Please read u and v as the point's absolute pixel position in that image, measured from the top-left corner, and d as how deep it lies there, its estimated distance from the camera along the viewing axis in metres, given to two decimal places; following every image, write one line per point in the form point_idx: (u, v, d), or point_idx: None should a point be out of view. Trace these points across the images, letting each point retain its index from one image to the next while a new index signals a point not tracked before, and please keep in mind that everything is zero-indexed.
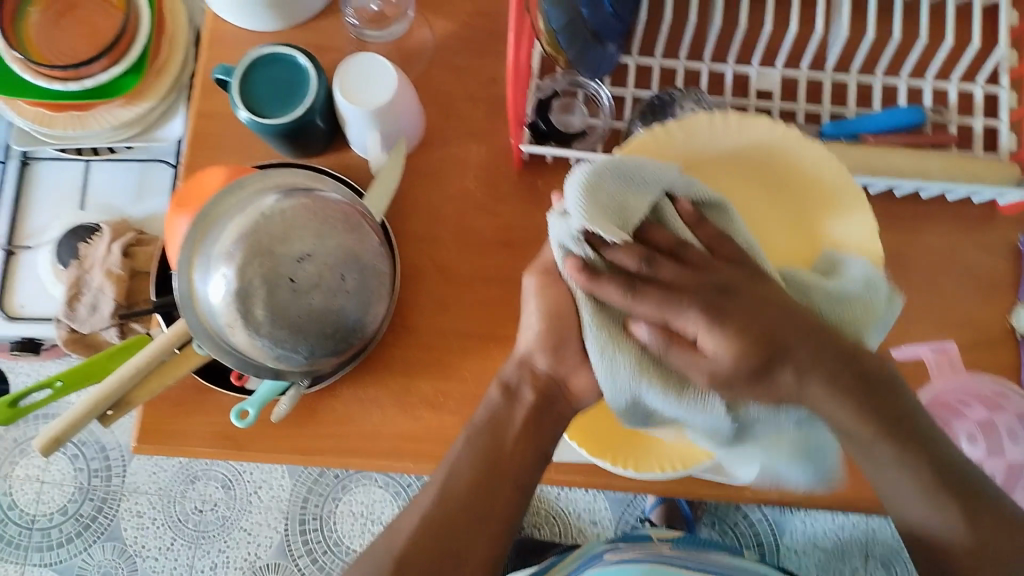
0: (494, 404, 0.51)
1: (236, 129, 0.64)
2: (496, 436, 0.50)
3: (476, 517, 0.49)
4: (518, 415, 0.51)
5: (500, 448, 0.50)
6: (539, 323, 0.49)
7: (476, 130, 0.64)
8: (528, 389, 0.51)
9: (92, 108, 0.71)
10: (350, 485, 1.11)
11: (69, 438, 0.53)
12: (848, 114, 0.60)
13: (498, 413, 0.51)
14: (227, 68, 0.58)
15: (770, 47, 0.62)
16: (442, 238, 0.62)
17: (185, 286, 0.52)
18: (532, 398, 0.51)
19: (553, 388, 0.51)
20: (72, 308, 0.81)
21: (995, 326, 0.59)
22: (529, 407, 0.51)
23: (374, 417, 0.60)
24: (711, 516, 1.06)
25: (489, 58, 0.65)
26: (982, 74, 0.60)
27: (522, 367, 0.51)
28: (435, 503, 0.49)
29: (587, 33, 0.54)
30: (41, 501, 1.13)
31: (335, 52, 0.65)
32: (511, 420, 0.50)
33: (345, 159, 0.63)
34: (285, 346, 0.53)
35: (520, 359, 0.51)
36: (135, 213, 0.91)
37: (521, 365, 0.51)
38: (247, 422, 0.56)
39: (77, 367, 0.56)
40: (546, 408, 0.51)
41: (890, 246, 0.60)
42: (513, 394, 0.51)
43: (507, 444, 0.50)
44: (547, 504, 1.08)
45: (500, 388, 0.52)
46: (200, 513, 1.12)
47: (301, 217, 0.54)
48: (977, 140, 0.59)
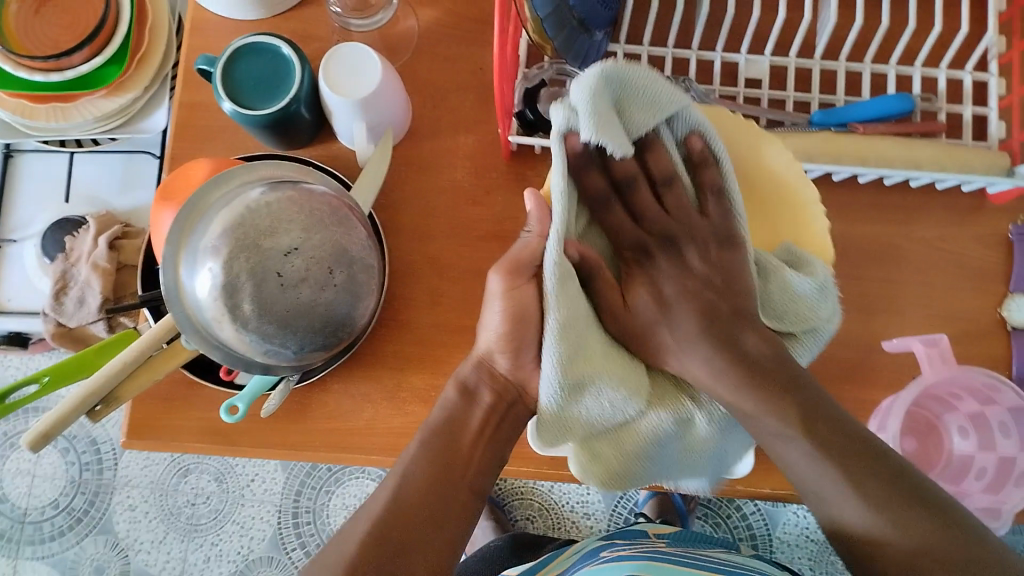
0: (452, 402, 0.52)
1: (222, 120, 0.63)
2: (457, 438, 0.51)
3: (450, 512, 0.49)
4: (476, 414, 0.52)
5: (458, 446, 0.51)
6: (502, 325, 0.49)
7: (464, 120, 0.63)
8: (487, 392, 0.52)
9: (76, 99, 0.70)
10: (342, 478, 1.11)
11: (58, 434, 0.52)
12: (838, 102, 0.60)
13: (472, 409, 0.51)
14: (210, 58, 0.57)
15: (759, 35, 0.61)
16: (431, 230, 0.62)
17: (171, 281, 0.51)
18: (490, 400, 0.52)
19: (511, 391, 0.53)
20: (59, 302, 0.80)
21: (985, 316, 0.59)
22: (488, 408, 0.52)
23: (364, 412, 0.60)
24: (704, 509, 1.06)
25: (477, 48, 0.64)
26: (973, 61, 0.59)
27: (480, 368, 0.52)
28: (394, 500, 0.49)
29: (575, 20, 0.53)
30: (32, 494, 1.13)
31: (321, 42, 0.64)
32: (472, 418, 0.52)
33: (332, 150, 0.63)
34: (273, 341, 0.52)
35: (477, 360, 0.52)
36: (122, 207, 0.90)
37: (478, 366, 0.52)
38: (236, 417, 0.55)
39: (65, 362, 0.55)
40: (500, 415, 0.53)
41: (882, 236, 0.60)
42: (471, 394, 0.52)
43: (464, 444, 0.51)
44: (539, 497, 1.09)
45: (457, 389, 0.52)
46: (191, 507, 1.12)
47: (287, 211, 0.53)
48: (966, 128, 0.59)
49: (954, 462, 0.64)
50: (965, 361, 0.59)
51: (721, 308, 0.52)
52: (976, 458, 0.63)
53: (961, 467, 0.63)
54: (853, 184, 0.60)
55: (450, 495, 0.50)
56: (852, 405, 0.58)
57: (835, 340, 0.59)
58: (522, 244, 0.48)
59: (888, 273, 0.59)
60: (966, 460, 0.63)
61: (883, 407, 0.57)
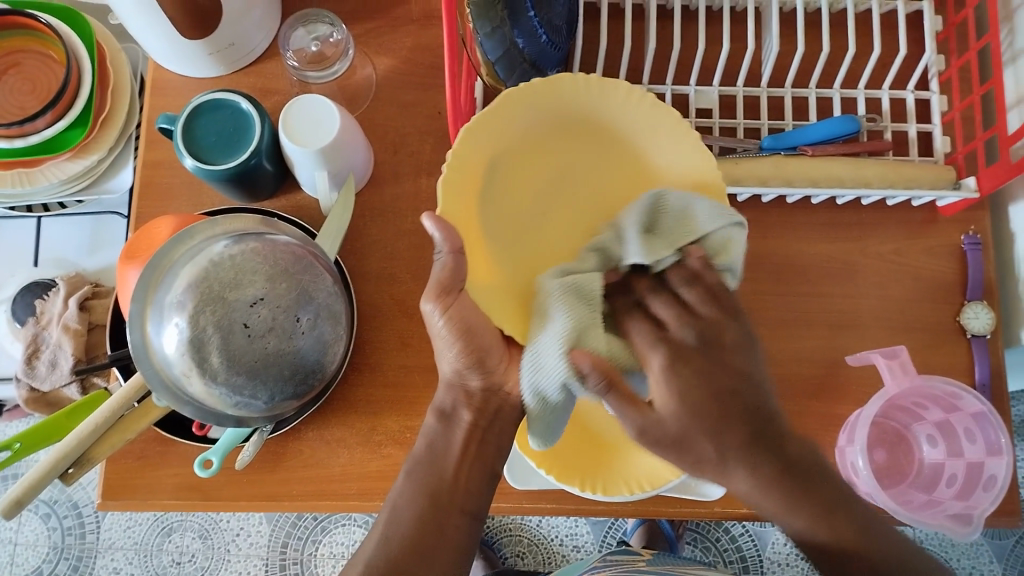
0: (434, 430, 0.52)
1: (186, 175, 0.64)
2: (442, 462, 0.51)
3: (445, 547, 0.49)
4: (458, 437, 0.51)
5: (440, 473, 0.50)
6: (457, 345, 0.48)
7: (425, 163, 0.64)
8: (464, 410, 0.51)
9: (40, 163, 0.70)
10: (329, 526, 1.10)
11: (30, 500, 0.52)
12: (787, 127, 0.61)
13: (447, 446, 0.51)
14: (170, 117, 0.58)
15: (706, 66, 0.63)
16: (398, 273, 0.63)
17: (138, 338, 0.51)
18: (470, 418, 0.51)
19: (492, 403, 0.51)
20: (32, 366, 0.80)
21: (946, 326, 0.60)
22: (468, 429, 0.51)
23: (340, 457, 0.60)
24: (693, 533, 1.06)
25: (434, 92, 0.65)
26: (913, 80, 0.61)
27: (454, 391, 0.51)
28: (385, 536, 0.49)
29: (526, 63, 0.55)
30: (14, 564, 1.11)
31: (281, 95, 0.65)
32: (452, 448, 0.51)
33: (297, 199, 0.64)
34: (244, 393, 0.53)
35: (449, 383, 0.51)
36: (92, 267, 0.90)
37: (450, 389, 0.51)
38: (211, 471, 0.55)
39: (36, 428, 0.54)
40: (487, 422, 0.51)
41: (839, 253, 0.61)
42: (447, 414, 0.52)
43: (449, 470, 0.50)
44: (528, 532, 1.08)
45: (436, 415, 0.52)
46: (177, 566, 1.10)
47: (251, 262, 0.53)
48: (914, 145, 0.60)
49: (926, 471, 0.65)
50: (929, 370, 0.60)
51: (746, 394, 0.48)
52: (946, 466, 0.63)
53: (933, 476, 0.64)
54: (807, 205, 0.62)
55: (436, 527, 0.49)
56: (821, 421, 0.59)
57: (801, 357, 0.60)
58: (439, 267, 0.46)
59: (848, 289, 0.61)
60: (937, 468, 0.64)
61: (850, 420, 0.58)
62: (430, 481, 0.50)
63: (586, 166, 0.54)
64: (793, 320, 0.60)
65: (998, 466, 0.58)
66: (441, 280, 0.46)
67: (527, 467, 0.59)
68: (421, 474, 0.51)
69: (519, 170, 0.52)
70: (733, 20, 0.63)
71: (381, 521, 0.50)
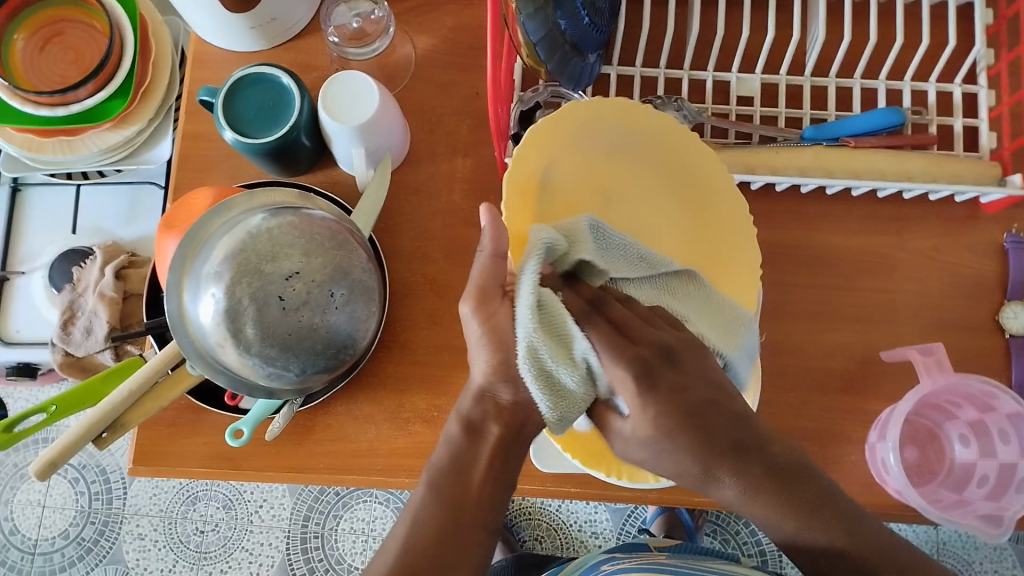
0: (456, 440, 0.47)
1: (225, 149, 0.65)
2: (467, 475, 0.47)
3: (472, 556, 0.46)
4: (484, 450, 0.47)
5: (463, 488, 0.46)
6: (491, 356, 0.44)
7: (462, 144, 0.64)
8: (493, 425, 0.47)
9: (80, 133, 0.71)
10: (350, 502, 1.11)
11: (65, 462, 0.53)
12: (828, 118, 0.61)
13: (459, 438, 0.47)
14: (212, 89, 0.59)
15: (749, 54, 0.62)
16: (431, 253, 0.63)
17: (175, 307, 0.52)
18: (499, 432, 0.47)
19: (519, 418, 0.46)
20: (67, 332, 0.81)
21: (983, 324, 0.59)
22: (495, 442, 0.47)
23: (367, 433, 0.60)
24: (712, 525, 1.06)
25: (472, 72, 0.65)
26: (961, 74, 0.60)
27: (481, 401, 0.47)
28: (405, 550, 0.45)
29: (568, 44, 0.54)
30: (43, 526, 1.13)
31: (320, 71, 0.65)
32: (477, 456, 0.47)
33: (333, 176, 0.64)
34: (276, 364, 0.53)
35: (477, 393, 0.47)
36: (128, 236, 0.92)
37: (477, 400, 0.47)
38: (240, 441, 0.56)
39: (71, 392, 0.55)
40: (514, 438, 0.47)
41: (877, 247, 0.60)
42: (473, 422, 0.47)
43: (473, 484, 0.47)
44: (547, 517, 1.09)
45: (462, 425, 0.47)
46: (200, 534, 1.12)
47: (287, 235, 0.54)
48: (960, 139, 0.59)
49: (956, 470, 0.64)
50: (964, 369, 0.59)
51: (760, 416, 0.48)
52: (977, 466, 0.63)
53: (964, 475, 0.63)
54: (846, 197, 0.61)
55: (453, 536, 0.46)
56: (852, 416, 0.58)
57: (834, 350, 0.59)
58: (479, 269, 0.44)
59: (884, 283, 0.60)
60: (968, 468, 0.63)
61: (880, 418, 0.57)
62: (454, 497, 0.46)
63: (639, 204, 0.53)
64: (827, 313, 0.60)
65: None
66: (481, 281, 0.44)
67: (552, 450, 0.59)
68: (445, 492, 0.46)
69: (590, 176, 0.51)
70: (778, 7, 0.62)
71: (401, 532, 0.46)
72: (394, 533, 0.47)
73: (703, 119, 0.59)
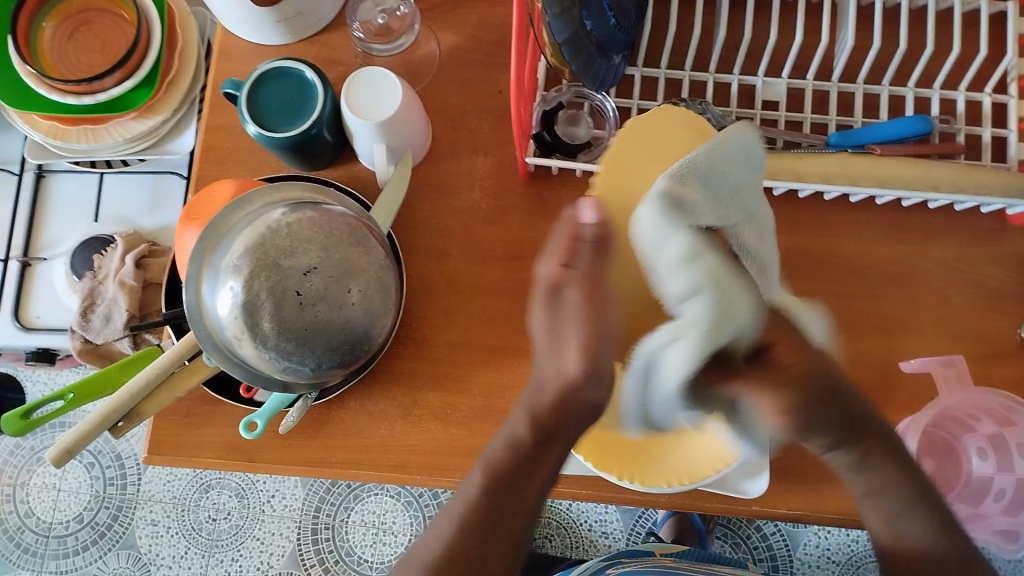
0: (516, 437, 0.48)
1: (247, 142, 0.65)
2: (526, 477, 0.47)
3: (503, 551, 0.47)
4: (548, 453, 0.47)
5: (519, 493, 0.47)
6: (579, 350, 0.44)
7: (483, 142, 0.64)
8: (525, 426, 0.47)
9: (104, 121, 0.72)
10: (361, 495, 1.11)
11: (81, 450, 0.53)
12: (855, 124, 0.60)
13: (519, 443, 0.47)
14: (236, 82, 0.59)
15: (775, 58, 0.62)
16: (449, 250, 0.63)
17: (193, 298, 0.52)
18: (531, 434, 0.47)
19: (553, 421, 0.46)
20: (86, 318, 0.82)
21: (1006, 339, 0.59)
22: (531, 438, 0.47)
23: (380, 428, 0.60)
24: (723, 529, 1.05)
25: (495, 70, 0.65)
26: (991, 83, 0.59)
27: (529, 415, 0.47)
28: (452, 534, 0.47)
29: (592, 45, 0.54)
30: (57, 509, 1.14)
31: (343, 65, 0.65)
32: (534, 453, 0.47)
33: (353, 171, 0.64)
34: (292, 358, 0.53)
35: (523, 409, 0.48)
36: (148, 225, 0.92)
37: (526, 404, 0.47)
38: (255, 433, 0.56)
39: (89, 380, 0.56)
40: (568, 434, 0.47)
41: (899, 257, 0.60)
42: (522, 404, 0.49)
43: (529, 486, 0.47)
44: (557, 516, 1.08)
45: (532, 429, 0.47)
46: (213, 522, 1.12)
47: (306, 231, 0.54)
48: (987, 150, 0.58)
49: (972, 483, 0.62)
50: (987, 383, 0.58)
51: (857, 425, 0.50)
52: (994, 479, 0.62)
53: (980, 489, 0.63)
54: (869, 204, 0.60)
55: (497, 526, 0.47)
56: None
57: (854, 360, 0.58)
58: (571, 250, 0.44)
59: (906, 293, 0.59)
60: (985, 481, 0.62)
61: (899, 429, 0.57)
62: (508, 498, 0.47)
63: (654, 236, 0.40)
64: (847, 322, 0.59)
65: None
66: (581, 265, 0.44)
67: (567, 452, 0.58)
68: (504, 492, 0.47)
69: None
70: (806, 11, 0.62)
71: (453, 512, 0.48)
72: (450, 515, 0.48)
73: (728, 122, 0.58)
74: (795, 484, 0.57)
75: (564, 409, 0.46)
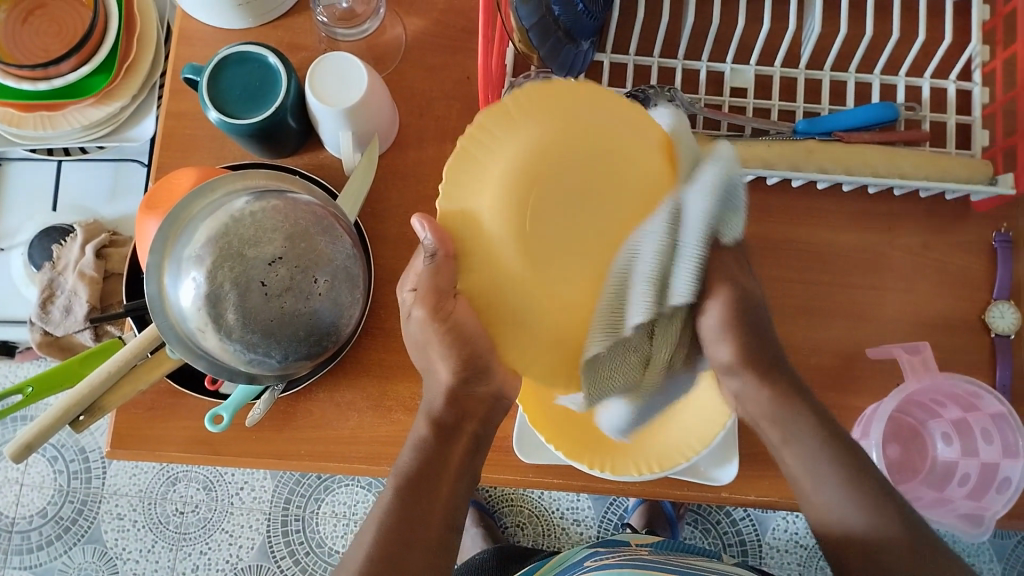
0: (424, 440, 0.48)
1: (209, 129, 0.63)
2: (440, 473, 0.47)
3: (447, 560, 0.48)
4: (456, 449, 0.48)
5: (432, 490, 0.47)
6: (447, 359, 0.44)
7: (450, 129, 0.63)
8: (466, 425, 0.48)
9: (63, 107, 0.69)
10: (332, 486, 1.11)
11: (40, 445, 0.51)
12: (822, 111, 0.60)
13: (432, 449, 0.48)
14: (196, 67, 0.57)
15: (744, 45, 0.62)
16: (417, 238, 0.62)
17: (155, 290, 0.51)
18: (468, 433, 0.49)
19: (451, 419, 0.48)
20: (45, 310, 0.80)
21: (969, 323, 0.59)
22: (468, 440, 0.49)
23: (348, 419, 0.59)
24: (693, 514, 1.06)
25: (463, 57, 0.64)
26: (956, 70, 0.60)
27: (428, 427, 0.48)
28: (375, 533, 0.46)
29: (560, 32, 0.53)
30: (20, 504, 1.12)
31: (307, 51, 0.64)
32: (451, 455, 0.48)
33: (318, 158, 0.63)
34: (258, 350, 0.52)
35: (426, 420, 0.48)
36: (109, 215, 0.90)
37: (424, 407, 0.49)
38: (220, 426, 0.55)
39: (47, 373, 0.54)
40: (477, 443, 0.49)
41: (866, 244, 0.60)
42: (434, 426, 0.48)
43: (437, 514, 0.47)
44: (529, 503, 1.09)
45: (430, 425, 0.48)
46: (180, 515, 1.11)
47: (271, 220, 0.53)
48: (951, 137, 0.59)
49: (939, 467, 0.64)
50: (952, 368, 0.59)
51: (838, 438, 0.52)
52: (959, 465, 0.63)
53: (946, 473, 0.64)
54: (836, 192, 0.61)
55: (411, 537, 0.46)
56: (837, 412, 0.58)
57: (822, 347, 0.59)
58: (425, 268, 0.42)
59: (871, 280, 0.60)
60: (950, 466, 0.64)
61: (865, 416, 0.57)
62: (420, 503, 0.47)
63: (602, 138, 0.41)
64: (817, 309, 0.59)
65: (1012, 468, 0.58)
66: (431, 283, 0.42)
67: (534, 440, 0.58)
68: (420, 491, 0.47)
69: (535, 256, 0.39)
70: None
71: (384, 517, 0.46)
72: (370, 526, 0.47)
73: (697, 110, 0.58)
74: (765, 470, 0.58)
75: (458, 403, 0.47)
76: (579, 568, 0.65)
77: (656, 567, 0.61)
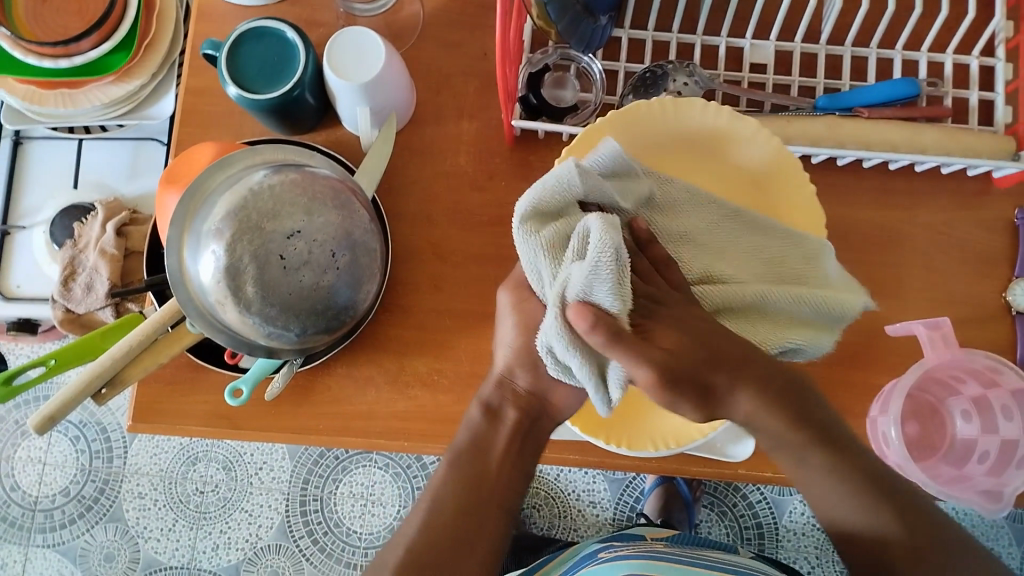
0: (477, 424, 0.51)
1: (228, 106, 0.64)
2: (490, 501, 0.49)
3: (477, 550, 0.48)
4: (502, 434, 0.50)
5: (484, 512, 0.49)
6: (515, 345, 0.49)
7: (468, 106, 0.63)
8: (510, 408, 0.50)
9: (84, 85, 0.71)
10: (349, 466, 1.11)
11: (63, 417, 0.52)
12: (843, 87, 0.60)
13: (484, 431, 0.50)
14: (215, 43, 0.58)
15: (764, 20, 0.61)
16: (434, 215, 0.62)
17: (175, 264, 0.52)
18: (516, 416, 0.50)
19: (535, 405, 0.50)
20: (67, 289, 0.82)
21: (991, 302, 0.59)
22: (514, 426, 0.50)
23: (365, 394, 0.60)
24: (709, 497, 1.06)
25: (481, 33, 0.64)
26: (978, 45, 0.59)
27: (503, 387, 0.50)
28: (425, 527, 0.49)
29: (578, 5, 0.53)
30: (43, 482, 1.14)
31: (325, 27, 0.64)
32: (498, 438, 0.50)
33: (336, 135, 0.63)
34: (276, 324, 0.53)
35: (499, 378, 0.50)
36: (129, 194, 0.91)
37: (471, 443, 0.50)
38: (239, 399, 0.56)
39: (71, 347, 0.55)
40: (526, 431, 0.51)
41: (885, 222, 0.60)
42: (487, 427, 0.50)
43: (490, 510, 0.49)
44: (545, 485, 1.08)
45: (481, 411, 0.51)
46: (200, 494, 1.12)
47: (290, 194, 0.53)
48: (973, 113, 0.59)
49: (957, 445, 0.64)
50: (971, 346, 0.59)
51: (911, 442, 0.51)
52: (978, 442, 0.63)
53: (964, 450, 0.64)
54: (857, 169, 0.60)
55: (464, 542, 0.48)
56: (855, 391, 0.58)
57: None
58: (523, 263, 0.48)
59: (891, 257, 0.59)
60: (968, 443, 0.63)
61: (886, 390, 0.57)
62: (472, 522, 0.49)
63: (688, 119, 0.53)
64: None
65: None
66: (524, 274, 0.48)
67: None
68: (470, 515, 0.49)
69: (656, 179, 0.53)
70: None
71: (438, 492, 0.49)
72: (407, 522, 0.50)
73: (715, 85, 0.58)
74: None
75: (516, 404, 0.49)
76: (594, 559, 0.65)
77: (671, 558, 0.62)
